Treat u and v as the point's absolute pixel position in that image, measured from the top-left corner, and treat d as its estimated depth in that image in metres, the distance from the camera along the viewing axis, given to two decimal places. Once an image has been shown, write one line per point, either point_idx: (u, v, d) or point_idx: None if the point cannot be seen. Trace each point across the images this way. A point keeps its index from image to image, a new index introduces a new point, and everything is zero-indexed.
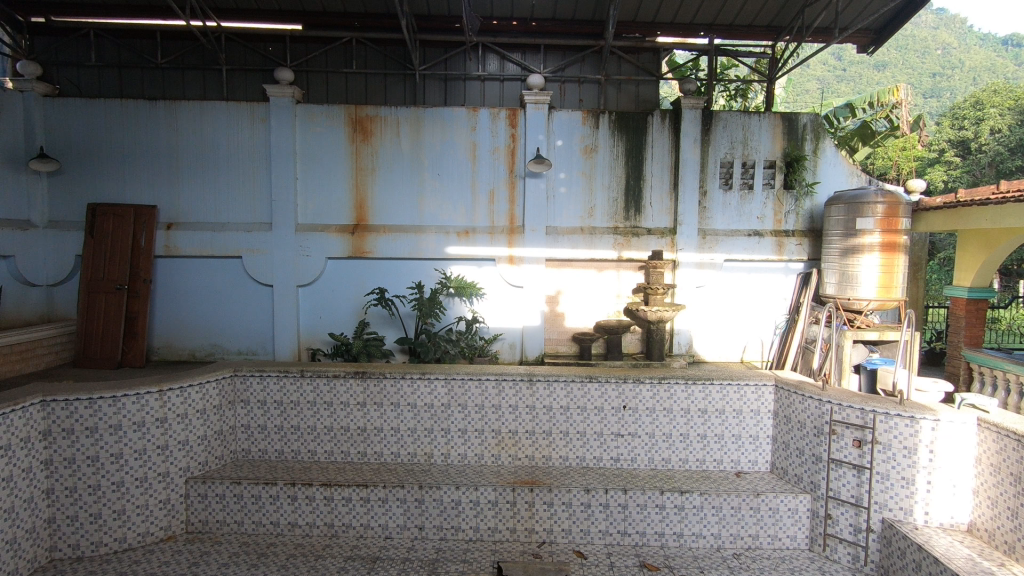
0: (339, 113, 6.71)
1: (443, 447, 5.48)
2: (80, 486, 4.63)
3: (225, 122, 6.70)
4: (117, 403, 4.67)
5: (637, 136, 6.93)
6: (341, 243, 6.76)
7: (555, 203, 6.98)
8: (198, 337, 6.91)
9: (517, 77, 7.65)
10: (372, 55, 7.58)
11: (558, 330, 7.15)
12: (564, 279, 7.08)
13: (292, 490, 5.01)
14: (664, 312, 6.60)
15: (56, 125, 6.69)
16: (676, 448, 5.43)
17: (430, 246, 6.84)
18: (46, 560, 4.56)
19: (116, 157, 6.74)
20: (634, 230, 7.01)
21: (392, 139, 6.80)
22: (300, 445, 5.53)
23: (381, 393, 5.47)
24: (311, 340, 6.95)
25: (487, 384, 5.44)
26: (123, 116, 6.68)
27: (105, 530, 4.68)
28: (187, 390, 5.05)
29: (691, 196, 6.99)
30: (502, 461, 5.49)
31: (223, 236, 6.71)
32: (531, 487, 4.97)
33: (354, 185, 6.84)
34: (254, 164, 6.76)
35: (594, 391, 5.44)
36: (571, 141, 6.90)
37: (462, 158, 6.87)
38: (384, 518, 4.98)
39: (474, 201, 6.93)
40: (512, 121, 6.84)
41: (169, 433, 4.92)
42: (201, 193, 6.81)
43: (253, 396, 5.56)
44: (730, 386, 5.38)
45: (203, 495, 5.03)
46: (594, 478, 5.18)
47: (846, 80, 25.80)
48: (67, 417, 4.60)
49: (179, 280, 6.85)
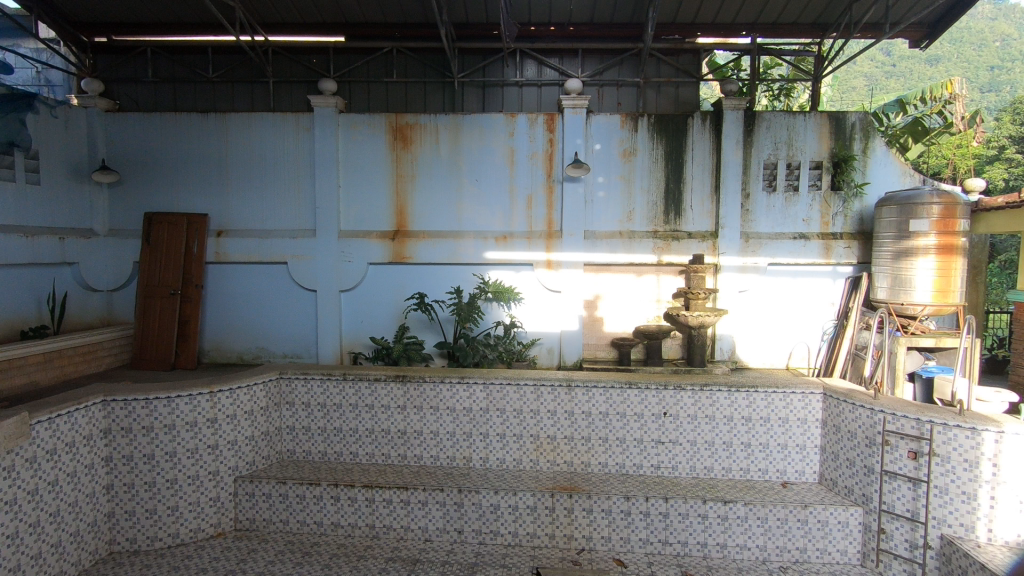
0: (380, 121, 6.86)
1: (482, 452, 5.50)
2: (138, 483, 4.86)
3: (272, 132, 6.94)
4: (171, 403, 4.90)
5: (677, 138, 6.83)
6: (382, 248, 6.89)
7: (593, 208, 6.95)
8: (246, 340, 7.14)
9: (554, 82, 7.65)
10: (412, 64, 7.69)
11: (597, 335, 7.07)
12: (604, 284, 7.02)
13: (335, 491, 5.11)
14: (705, 317, 6.46)
15: (116, 138, 7.05)
16: (719, 456, 5.32)
17: (468, 251, 6.89)
18: (106, 552, 4.79)
19: (171, 168, 7.06)
20: (674, 234, 6.91)
21: (431, 146, 6.90)
22: (342, 447, 5.64)
23: (420, 396, 5.54)
24: (352, 343, 7.09)
25: (525, 388, 5.45)
26: (177, 129, 7.00)
27: (160, 526, 4.89)
28: (237, 392, 5.25)
29: (734, 199, 6.85)
30: (541, 466, 5.47)
31: (270, 242, 6.93)
32: (570, 492, 4.93)
33: (395, 191, 6.97)
34: (299, 173, 6.97)
35: (634, 397, 5.37)
36: (610, 145, 6.86)
37: (500, 164, 6.91)
38: (424, 520, 5.03)
39: (512, 206, 6.96)
40: (549, 125, 6.85)
41: (218, 433, 5.10)
42: (249, 201, 7.05)
43: (297, 398, 5.71)
44: (775, 393, 5.25)
45: (250, 494, 5.19)
46: (634, 485, 5.09)
47: (897, 75, 24.77)
48: (127, 416, 4.84)
49: (228, 286, 7.10)
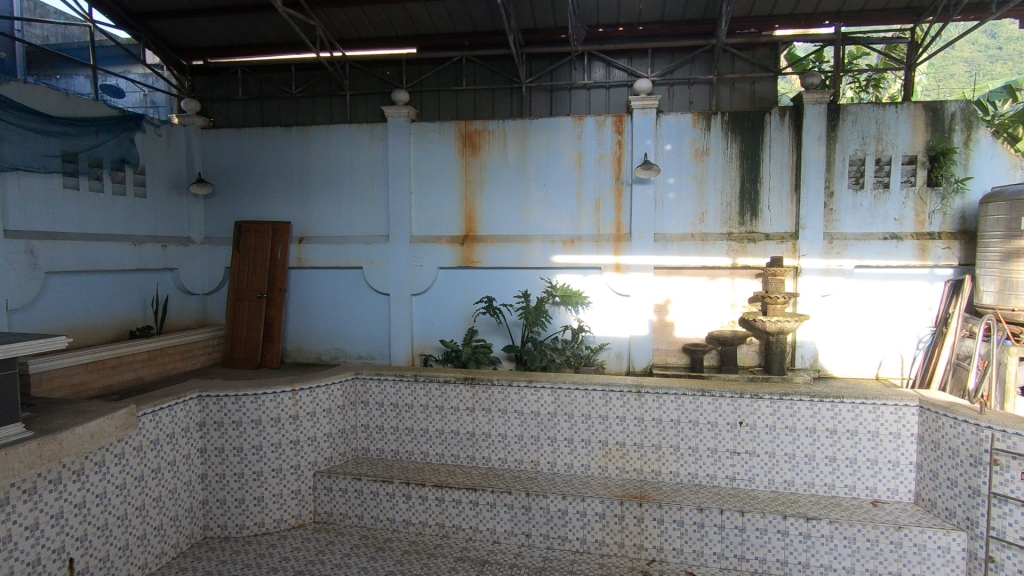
0: (450, 129, 7.03)
1: (550, 456, 5.49)
2: (228, 473, 5.20)
3: (349, 143, 7.27)
4: (258, 400, 5.22)
5: (753, 136, 6.56)
6: (451, 253, 7.04)
7: (663, 209, 6.79)
8: (324, 341, 7.49)
9: (623, 83, 7.53)
10: (481, 72, 7.81)
11: (668, 340, 6.88)
12: (675, 287, 6.82)
13: (407, 489, 5.25)
14: (784, 322, 6.19)
15: (211, 153, 7.63)
16: (801, 470, 5.03)
17: (536, 255, 6.90)
18: (201, 537, 5.17)
19: (258, 180, 7.54)
20: (750, 236, 6.62)
21: (500, 151, 6.99)
22: (413, 447, 5.80)
23: (488, 399, 5.61)
24: (423, 346, 7.27)
25: (594, 394, 5.38)
26: (263, 142, 7.48)
27: (248, 514, 5.22)
28: (316, 390, 5.53)
29: (816, 197, 6.48)
30: (610, 473, 5.38)
31: (346, 248, 7.25)
32: (640, 501, 4.82)
33: (464, 197, 7.11)
34: (373, 181, 7.26)
35: (707, 405, 5.19)
36: (681, 145, 6.68)
37: (567, 167, 6.89)
38: (492, 522, 5.07)
39: (580, 210, 6.91)
40: (618, 127, 6.76)
41: (300, 429, 5.39)
42: (328, 209, 7.41)
43: (371, 398, 5.92)
44: (864, 405, 4.92)
45: (328, 488, 5.44)
46: (708, 497, 4.90)
47: (1004, 59, 22.52)
48: (219, 410, 5.20)
49: (309, 290, 7.48)
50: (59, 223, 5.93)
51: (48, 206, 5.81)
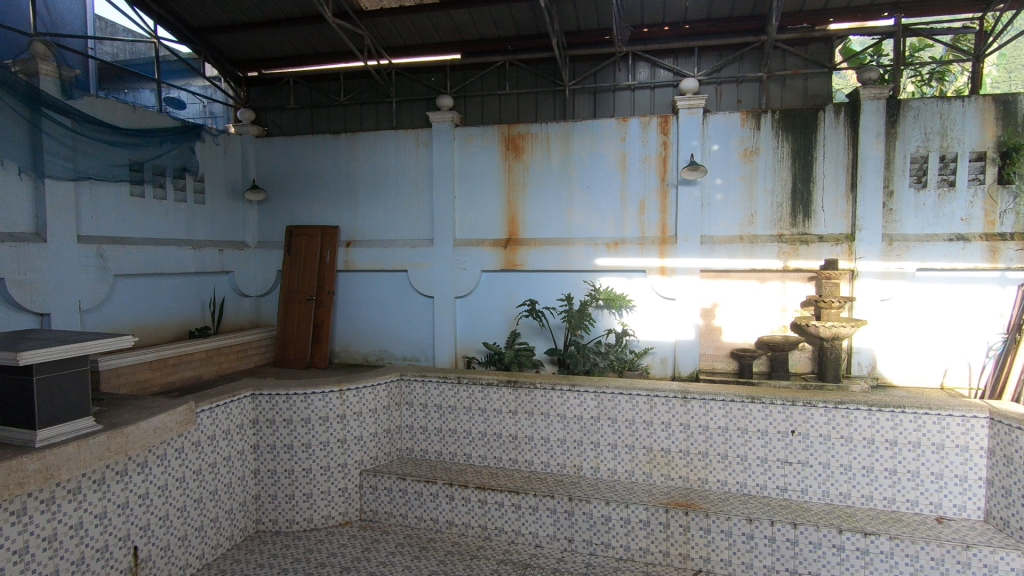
0: (494, 133, 7.08)
1: (593, 461, 5.44)
2: (279, 469, 5.38)
3: (395, 148, 7.43)
4: (308, 399, 5.39)
5: (806, 134, 6.34)
6: (494, 256, 7.08)
7: (711, 211, 6.62)
8: (370, 343, 7.65)
9: (669, 83, 7.40)
10: (524, 76, 7.83)
11: (715, 345, 6.70)
12: (722, 291, 6.65)
13: (450, 490, 5.29)
14: (840, 328, 5.95)
15: (264, 160, 7.93)
16: (858, 483, 4.81)
17: (579, 258, 6.86)
18: (254, 530, 5.36)
19: (308, 186, 7.79)
20: (803, 238, 6.39)
21: (543, 154, 6.99)
22: (456, 448, 5.85)
23: (531, 402, 5.60)
24: (466, 348, 7.32)
25: (638, 399, 5.30)
26: (313, 149, 7.72)
27: (297, 510, 5.38)
28: (362, 391, 5.67)
29: (874, 197, 6.20)
30: (654, 480, 5.28)
31: (392, 252, 7.40)
32: (686, 509, 4.71)
33: (507, 200, 7.14)
34: (418, 185, 7.39)
35: (758, 413, 5.03)
36: (729, 144, 6.52)
37: (611, 169, 6.82)
38: (535, 525, 5.05)
39: (624, 212, 6.83)
40: (663, 128, 6.65)
41: (347, 428, 5.53)
42: (374, 214, 7.59)
43: (415, 399, 6.01)
44: (927, 415, 4.67)
45: (374, 487, 5.55)
46: (758, 507, 4.75)
47: None
48: (271, 409, 5.39)
49: (356, 292, 7.67)
50: (126, 229, 6.28)
51: (116, 213, 6.17)
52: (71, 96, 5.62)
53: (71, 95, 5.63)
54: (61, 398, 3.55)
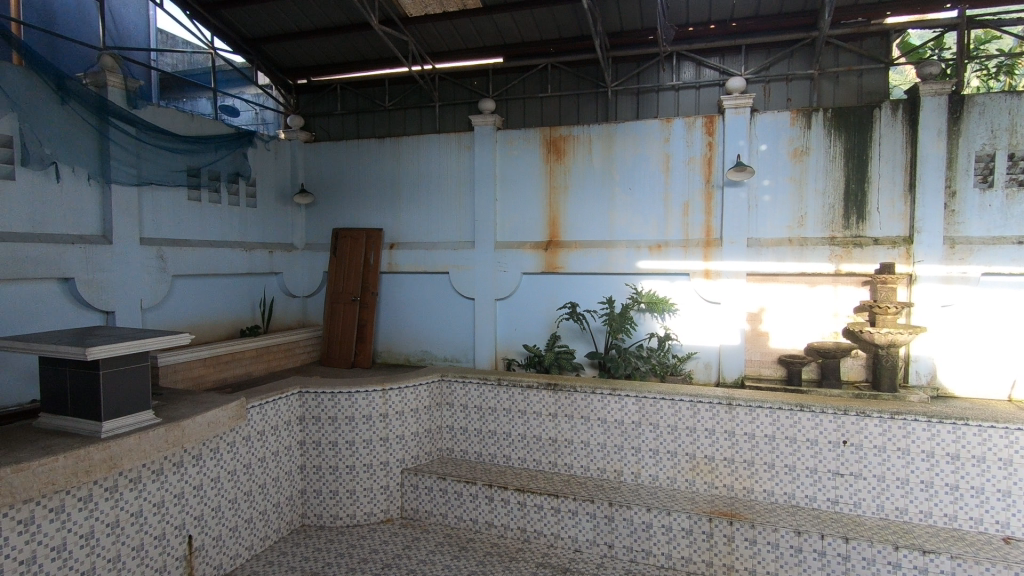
0: (535, 135, 7.10)
1: (634, 466, 5.36)
2: (324, 466, 5.53)
3: (438, 152, 7.54)
4: (352, 397, 5.52)
5: (860, 133, 6.10)
6: (535, 258, 7.08)
7: (758, 213, 6.44)
8: (412, 343, 7.77)
9: (714, 83, 7.24)
10: (566, 78, 7.81)
11: (761, 351, 6.50)
12: (769, 295, 6.44)
13: (490, 491, 5.31)
14: (897, 335, 5.69)
15: (312, 165, 8.19)
16: (916, 498, 4.59)
17: (621, 260, 6.79)
18: (299, 524, 5.52)
19: (354, 189, 7.99)
20: (856, 240, 6.15)
21: (585, 156, 6.96)
22: (496, 450, 5.87)
23: (571, 406, 5.57)
24: (506, 350, 7.34)
25: (681, 405, 5.20)
26: (359, 154, 7.91)
27: (341, 506, 5.51)
28: (404, 390, 5.77)
29: (934, 198, 5.90)
30: (697, 488, 5.17)
31: (434, 254, 7.50)
32: (731, 519, 4.58)
33: (548, 202, 7.13)
34: (460, 188, 7.47)
35: (807, 422, 4.86)
36: (778, 144, 6.34)
37: (654, 170, 6.73)
38: (574, 530, 5.01)
39: (667, 214, 6.72)
40: (709, 128, 6.52)
41: (389, 427, 5.64)
42: (417, 216, 7.71)
43: (456, 400, 6.07)
44: (993, 428, 4.42)
45: (415, 486, 5.62)
46: (807, 520, 4.58)
47: None
48: (317, 406, 5.53)
49: (399, 294, 7.81)
50: (184, 231, 6.59)
51: (175, 216, 6.47)
52: (135, 105, 5.94)
53: (135, 105, 5.93)
54: (125, 392, 3.74)
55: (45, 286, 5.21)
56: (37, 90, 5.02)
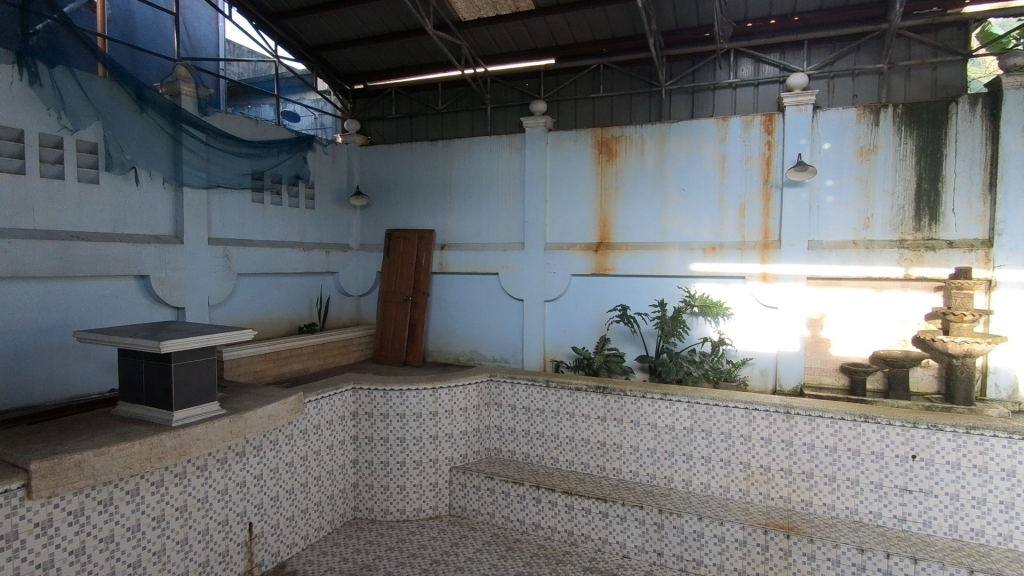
0: (587, 136, 7.05)
1: (685, 473, 5.24)
2: (375, 461, 5.66)
3: (489, 154, 7.61)
4: (403, 395, 5.64)
5: (934, 129, 5.77)
6: (585, 260, 7.03)
7: (820, 214, 6.18)
8: (462, 343, 7.87)
9: (774, 79, 6.96)
10: (619, 78, 7.69)
11: (822, 358, 6.24)
12: (830, 300, 6.16)
13: (537, 492, 5.31)
14: (973, 344, 5.35)
15: (368, 168, 8.42)
16: (994, 519, 4.29)
17: (673, 262, 6.65)
18: (352, 517, 5.68)
19: (407, 191, 8.16)
20: (928, 243, 5.80)
21: (637, 157, 6.86)
22: (543, 452, 5.87)
23: (621, 410, 5.50)
24: (555, 351, 7.31)
25: (735, 412, 5.05)
26: (412, 157, 8.09)
27: (391, 501, 5.64)
28: (454, 390, 5.86)
29: (1018, 198, 5.50)
30: (752, 499, 5.00)
31: (485, 255, 7.57)
32: (788, 532, 4.41)
33: (599, 203, 7.07)
34: (511, 190, 7.51)
35: (872, 434, 4.62)
36: (842, 143, 6.07)
37: (710, 171, 6.56)
38: (622, 535, 4.94)
39: (723, 215, 6.53)
40: (768, 127, 6.30)
41: (439, 425, 5.74)
42: (468, 217, 7.80)
43: (504, 400, 6.10)
44: None
45: (463, 484, 5.69)
46: (871, 537, 4.35)
47: None
48: (370, 403, 5.67)
49: (449, 294, 7.92)
50: (249, 232, 6.90)
51: (240, 218, 6.79)
52: (206, 112, 6.26)
53: (206, 112, 6.25)
54: (193, 384, 3.94)
55: (124, 283, 5.57)
56: (118, 100, 5.40)
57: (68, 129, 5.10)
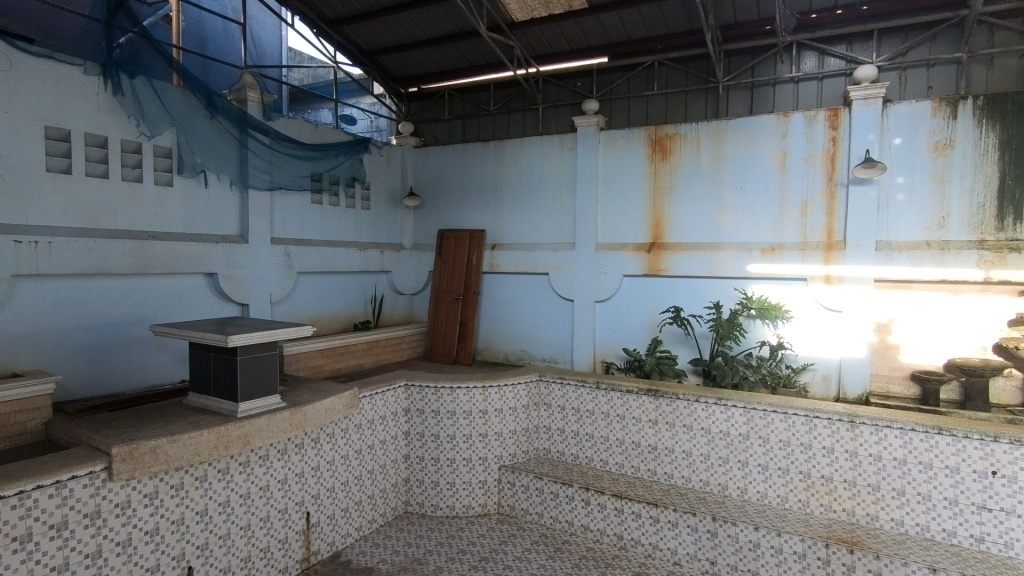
0: (640, 135, 6.95)
1: (740, 481, 5.08)
2: (426, 457, 5.77)
3: (540, 154, 7.62)
4: (454, 393, 5.72)
5: (1020, 121, 5.36)
6: (637, 260, 6.93)
7: (889, 213, 5.86)
8: (511, 342, 7.90)
9: (840, 72, 6.60)
10: (674, 75, 7.47)
11: (890, 365, 5.93)
12: (899, 304, 5.84)
13: (587, 494, 5.27)
14: None
15: (421, 169, 8.59)
16: None
17: (730, 263, 6.45)
18: (403, 511, 5.80)
19: (459, 192, 8.28)
20: (1012, 244, 5.39)
21: (692, 155, 6.70)
22: (593, 453, 5.82)
23: (673, 413, 5.39)
24: (605, 353, 7.23)
25: (795, 419, 4.86)
26: (464, 158, 8.19)
27: (441, 497, 5.73)
28: (503, 389, 5.89)
29: None
30: (812, 510, 4.80)
31: (535, 255, 7.58)
32: (851, 547, 4.20)
33: (652, 202, 6.95)
34: (562, 189, 7.49)
35: (946, 447, 4.36)
36: (915, 137, 5.74)
37: (769, 169, 6.34)
38: (674, 542, 4.83)
39: (783, 215, 6.30)
40: (832, 122, 6.03)
41: (488, 423, 5.79)
42: (519, 217, 7.83)
43: (554, 400, 6.09)
44: None
45: (512, 483, 5.71)
46: (944, 557, 4.09)
47: None
48: (421, 400, 5.77)
49: (499, 294, 7.97)
50: (308, 232, 7.17)
51: (300, 218, 7.06)
52: (269, 117, 6.56)
53: (269, 117, 6.55)
54: (257, 376, 4.13)
55: (194, 280, 5.89)
56: (191, 107, 5.71)
57: (146, 136, 5.43)
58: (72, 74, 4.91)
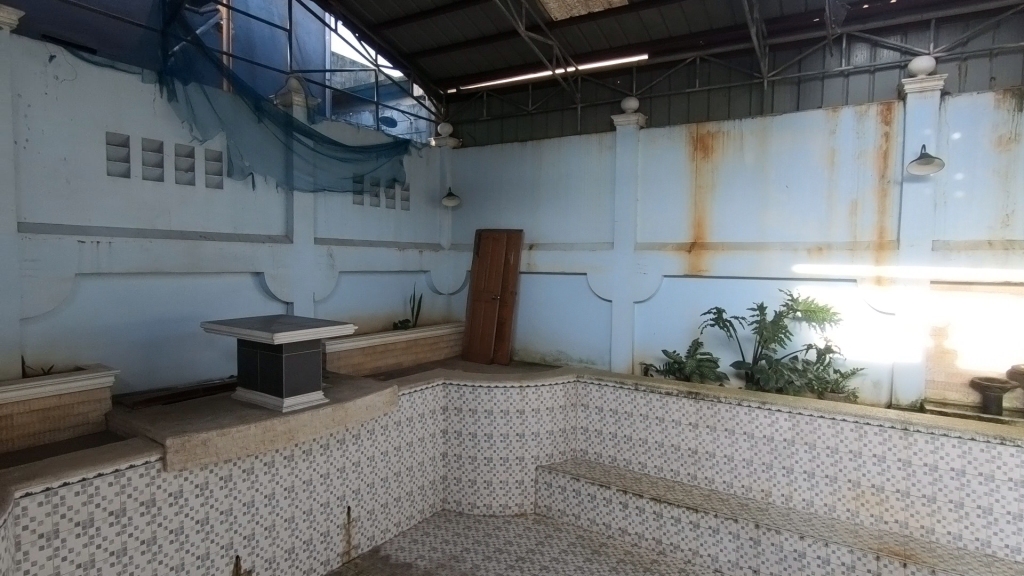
0: (681, 133, 6.83)
1: (785, 488, 4.93)
2: (464, 455, 5.81)
3: (578, 153, 7.58)
4: (491, 392, 5.75)
5: None
6: (677, 260, 6.81)
7: (947, 211, 5.59)
8: (548, 342, 7.88)
9: (893, 65, 6.32)
10: (716, 71, 7.31)
11: (947, 372, 5.62)
12: (957, 308, 5.53)
13: (624, 497, 5.21)
14: None
15: (459, 170, 8.68)
16: None
17: (774, 263, 6.27)
18: (440, 508, 5.86)
19: (496, 192, 8.32)
20: None
21: (735, 153, 6.55)
22: (631, 456, 5.74)
23: (714, 417, 5.28)
24: (644, 354, 7.13)
25: (843, 425, 4.68)
26: (502, 158, 8.24)
27: (478, 495, 5.76)
28: (541, 389, 5.89)
29: None
30: (861, 520, 4.62)
31: (573, 254, 7.54)
32: (905, 560, 4.02)
33: (693, 201, 6.82)
34: (600, 189, 7.43)
35: (1010, 459, 4.12)
36: (976, 131, 5.45)
37: (817, 166, 6.14)
38: (715, 548, 4.72)
39: (831, 214, 6.08)
40: (885, 116, 5.79)
41: (525, 423, 5.80)
42: (556, 217, 7.80)
43: (591, 401, 6.05)
44: None
45: (549, 484, 5.70)
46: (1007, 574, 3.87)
47: None
48: (459, 398, 5.82)
49: (536, 294, 7.96)
50: (350, 232, 7.34)
51: (342, 219, 7.22)
52: (314, 121, 6.76)
53: (314, 120, 6.74)
54: (301, 373, 4.25)
55: (242, 279, 6.10)
56: (240, 112, 5.91)
57: (199, 140, 5.65)
58: (131, 82, 5.15)
